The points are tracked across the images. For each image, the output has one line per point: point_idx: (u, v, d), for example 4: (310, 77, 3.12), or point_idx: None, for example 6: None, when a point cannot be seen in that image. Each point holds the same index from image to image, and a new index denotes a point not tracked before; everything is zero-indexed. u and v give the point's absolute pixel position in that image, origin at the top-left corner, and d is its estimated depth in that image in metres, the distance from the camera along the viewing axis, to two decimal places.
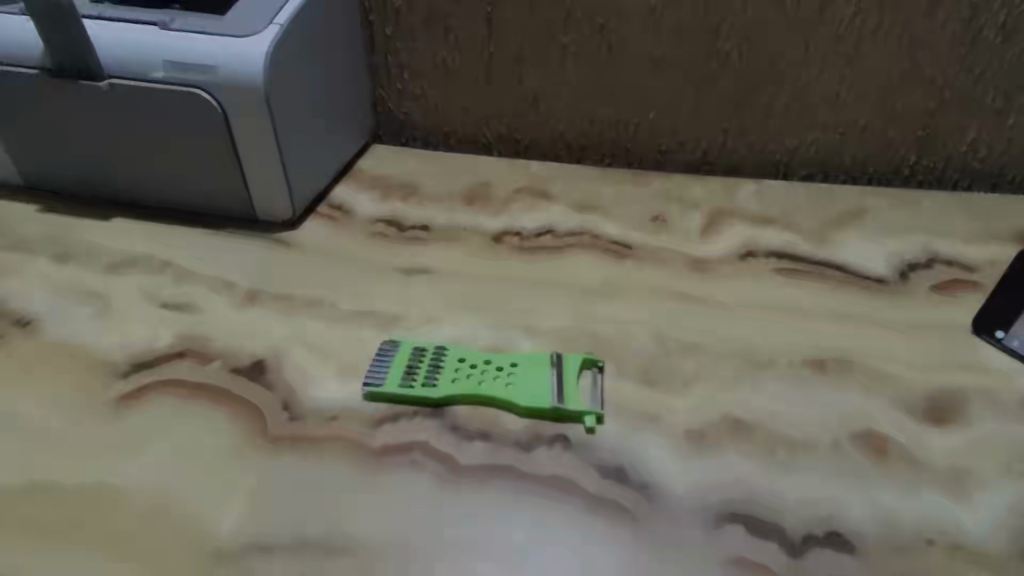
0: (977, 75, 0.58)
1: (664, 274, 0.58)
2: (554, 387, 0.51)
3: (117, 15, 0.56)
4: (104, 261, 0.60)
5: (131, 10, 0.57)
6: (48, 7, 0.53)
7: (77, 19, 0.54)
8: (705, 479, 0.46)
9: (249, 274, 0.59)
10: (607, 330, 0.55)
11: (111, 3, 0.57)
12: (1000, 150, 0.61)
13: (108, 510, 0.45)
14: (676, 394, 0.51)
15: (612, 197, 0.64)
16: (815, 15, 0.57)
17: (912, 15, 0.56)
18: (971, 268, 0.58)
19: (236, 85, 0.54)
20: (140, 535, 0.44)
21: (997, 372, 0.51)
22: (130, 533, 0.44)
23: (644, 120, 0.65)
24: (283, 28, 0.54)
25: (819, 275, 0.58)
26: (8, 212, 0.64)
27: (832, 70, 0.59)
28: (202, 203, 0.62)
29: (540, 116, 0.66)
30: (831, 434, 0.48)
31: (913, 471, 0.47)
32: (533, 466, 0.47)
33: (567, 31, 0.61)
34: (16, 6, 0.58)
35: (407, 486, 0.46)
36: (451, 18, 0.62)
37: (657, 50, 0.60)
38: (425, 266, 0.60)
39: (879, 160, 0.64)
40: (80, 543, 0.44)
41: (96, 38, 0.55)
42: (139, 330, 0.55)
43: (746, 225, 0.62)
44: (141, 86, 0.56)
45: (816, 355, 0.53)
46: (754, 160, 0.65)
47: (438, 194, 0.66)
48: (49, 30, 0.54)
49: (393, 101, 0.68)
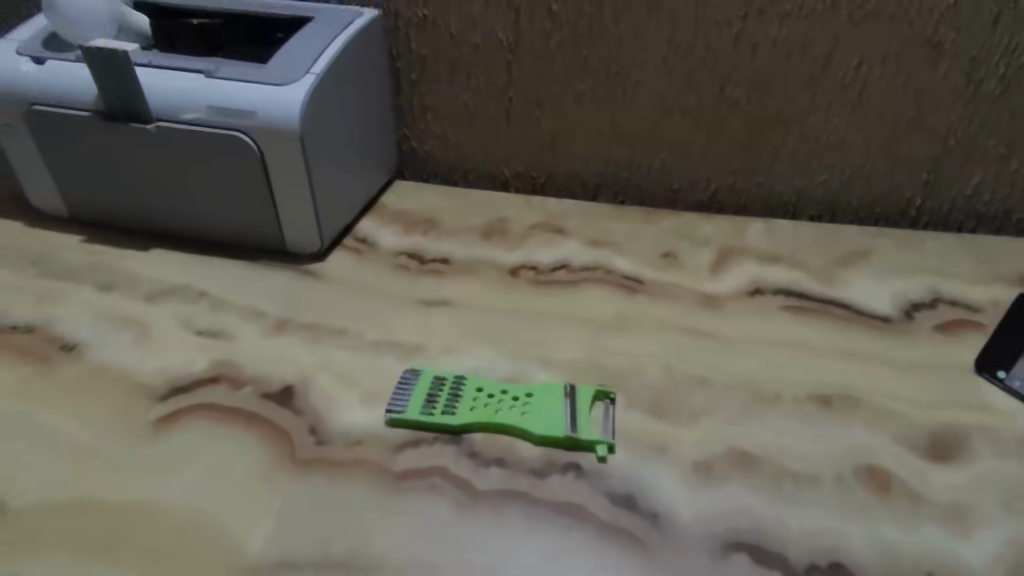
0: (979, 122, 0.61)
1: (675, 309, 0.60)
2: (567, 417, 0.52)
3: (167, 64, 0.60)
4: (143, 290, 0.63)
5: (181, 60, 0.60)
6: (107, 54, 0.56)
7: (130, 68, 0.57)
8: (712, 508, 0.47)
9: (278, 302, 0.62)
10: (619, 363, 0.56)
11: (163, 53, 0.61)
12: (1004, 193, 0.64)
13: (147, 526, 0.47)
14: (684, 426, 0.52)
15: (624, 234, 0.67)
16: (820, 64, 0.60)
17: (915, 65, 0.59)
18: (974, 309, 0.59)
19: (271, 128, 0.57)
20: (180, 550, 0.46)
21: (1001, 412, 0.52)
22: (170, 548, 0.46)
23: (655, 161, 0.68)
24: (319, 78, 0.58)
25: (826, 314, 0.59)
26: (56, 241, 0.67)
27: (838, 116, 0.62)
28: (234, 236, 0.65)
29: (556, 156, 0.70)
30: (835, 466, 0.49)
31: (914, 506, 0.47)
32: (546, 492, 0.49)
33: (583, 78, 0.65)
34: (73, 55, 0.61)
35: (425, 509, 0.48)
36: (473, 66, 0.66)
37: (669, 96, 0.64)
38: (446, 297, 0.62)
39: (885, 203, 0.66)
40: (121, 558, 0.45)
41: (147, 85, 0.59)
42: (174, 357, 0.57)
43: (754, 263, 0.64)
44: (181, 128, 0.59)
45: (821, 391, 0.54)
46: (763, 200, 0.68)
47: (457, 229, 0.68)
48: (103, 77, 0.58)
49: (416, 139, 0.72)
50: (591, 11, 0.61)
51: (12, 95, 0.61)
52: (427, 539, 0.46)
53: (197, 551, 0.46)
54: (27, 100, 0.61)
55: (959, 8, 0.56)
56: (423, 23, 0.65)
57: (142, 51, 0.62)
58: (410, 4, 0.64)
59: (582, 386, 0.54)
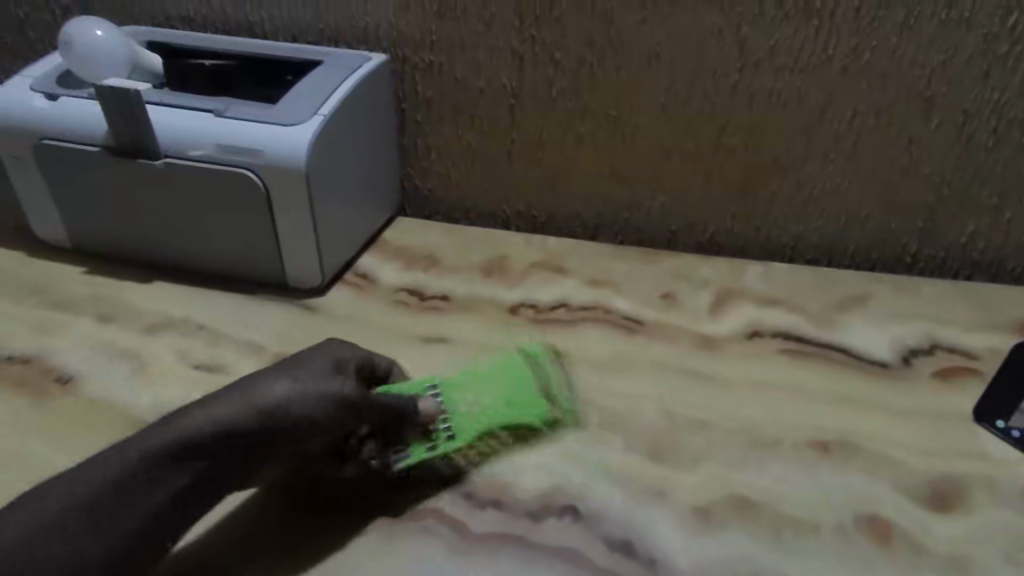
0: (972, 172, 0.61)
1: (672, 350, 0.60)
2: (528, 451, 0.52)
3: (175, 102, 0.60)
4: (142, 322, 0.62)
5: (190, 98, 0.61)
6: (121, 91, 0.57)
7: (141, 105, 0.58)
8: (709, 555, 0.46)
9: (272, 337, 0.61)
10: (616, 404, 0.56)
11: (172, 91, 0.62)
12: (1000, 243, 0.64)
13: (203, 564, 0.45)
14: (683, 469, 0.51)
15: (623, 273, 0.67)
16: (815, 115, 0.61)
17: (907, 119, 0.60)
18: (971, 356, 0.59)
19: (278, 166, 0.57)
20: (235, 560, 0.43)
21: (1001, 461, 0.52)
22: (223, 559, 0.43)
23: (655, 204, 0.69)
24: (326, 119, 0.58)
25: (823, 358, 0.59)
26: (56, 273, 0.68)
27: (834, 164, 0.63)
28: (236, 270, 0.65)
29: (557, 198, 0.70)
30: (836, 515, 0.48)
31: (915, 557, 0.46)
32: (541, 536, 0.47)
33: (583, 123, 0.66)
34: (84, 92, 0.62)
35: (420, 551, 0.46)
36: (477, 109, 0.67)
37: (668, 140, 0.65)
38: (444, 334, 0.61)
39: (883, 249, 0.67)
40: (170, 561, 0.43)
41: (156, 123, 0.59)
42: (172, 392, 0.56)
43: (752, 306, 0.64)
44: (188, 163, 0.59)
45: (819, 437, 0.53)
46: (761, 244, 0.69)
47: (458, 266, 0.68)
48: (113, 113, 0.58)
49: (419, 177, 0.73)
50: (591, 60, 0.62)
51: (21, 129, 0.62)
52: (421, 570, 0.45)
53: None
54: (38, 134, 0.62)
55: (951, 64, 0.57)
56: (428, 68, 0.66)
57: (153, 89, 0.62)
58: (417, 49, 0.66)
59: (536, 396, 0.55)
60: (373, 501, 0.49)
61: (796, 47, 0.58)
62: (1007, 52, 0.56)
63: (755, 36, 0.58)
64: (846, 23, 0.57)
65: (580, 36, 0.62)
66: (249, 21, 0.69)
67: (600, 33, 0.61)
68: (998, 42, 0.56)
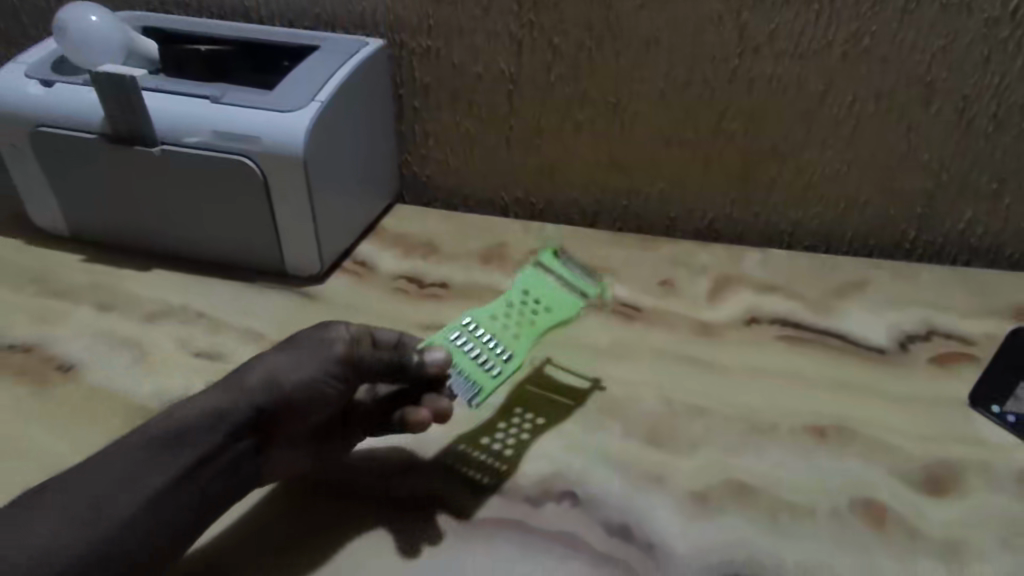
0: (971, 159, 0.61)
1: (671, 337, 0.60)
2: (534, 436, 0.53)
3: (172, 88, 0.60)
4: (142, 310, 0.62)
5: (187, 85, 0.60)
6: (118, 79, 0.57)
7: (138, 92, 0.58)
8: (706, 539, 0.46)
9: (272, 325, 0.61)
10: (616, 391, 0.56)
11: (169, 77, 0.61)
12: (998, 228, 0.65)
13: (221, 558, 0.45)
14: (682, 455, 0.51)
15: (621, 260, 0.68)
16: (814, 100, 0.61)
17: (907, 104, 0.60)
18: (968, 341, 0.59)
19: (276, 153, 0.57)
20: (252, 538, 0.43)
21: (997, 447, 0.52)
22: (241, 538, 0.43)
23: (653, 190, 0.69)
24: (324, 105, 0.58)
25: (820, 344, 0.60)
26: (55, 261, 0.68)
27: (833, 150, 0.63)
28: (235, 259, 0.65)
29: (556, 184, 0.71)
30: (833, 500, 0.48)
31: (911, 541, 0.46)
32: (541, 521, 0.47)
33: (582, 109, 0.66)
34: (80, 79, 0.62)
35: (421, 537, 0.46)
36: (476, 95, 0.67)
37: (667, 127, 0.65)
38: (443, 322, 0.62)
39: (881, 235, 0.67)
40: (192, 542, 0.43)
41: (153, 110, 0.59)
42: (174, 380, 0.56)
43: (751, 292, 0.64)
44: (186, 151, 0.59)
45: (816, 424, 0.53)
46: (760, 230, 0.69)
47: (457, 254, 0.69)
48: (110, 101, 0.58)
49: (417, 164, 0.73)
50: (590, 45, 0.62)
51: (18, 116, 0.62)
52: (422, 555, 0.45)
53: (196, 565, 0.44)
54: (34, 121, 0.61)
55: (951, 49, 0.57)
56: (426, 53, 0.66)
57: (149, 76, 0.62)
58: (414, 34, 0.66)
59: (539, 393, 0.56)
60: (393, 494, 0.49)
61: (795, 32, 0.58)
62: (1007, 36, 0.56)
63: (755, 21, 0.58)
64: (846, 8, 0.57)
65: (579, 21, 0.61)
66: (245, 7, 0.69)
67: (599, 18, 0.61)
68: (999, 26, 0.56)
